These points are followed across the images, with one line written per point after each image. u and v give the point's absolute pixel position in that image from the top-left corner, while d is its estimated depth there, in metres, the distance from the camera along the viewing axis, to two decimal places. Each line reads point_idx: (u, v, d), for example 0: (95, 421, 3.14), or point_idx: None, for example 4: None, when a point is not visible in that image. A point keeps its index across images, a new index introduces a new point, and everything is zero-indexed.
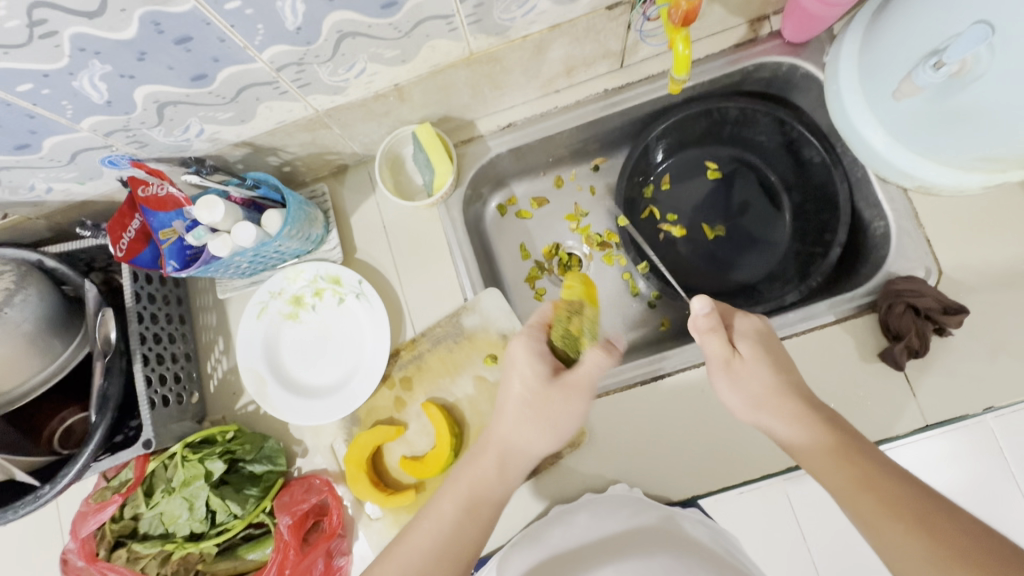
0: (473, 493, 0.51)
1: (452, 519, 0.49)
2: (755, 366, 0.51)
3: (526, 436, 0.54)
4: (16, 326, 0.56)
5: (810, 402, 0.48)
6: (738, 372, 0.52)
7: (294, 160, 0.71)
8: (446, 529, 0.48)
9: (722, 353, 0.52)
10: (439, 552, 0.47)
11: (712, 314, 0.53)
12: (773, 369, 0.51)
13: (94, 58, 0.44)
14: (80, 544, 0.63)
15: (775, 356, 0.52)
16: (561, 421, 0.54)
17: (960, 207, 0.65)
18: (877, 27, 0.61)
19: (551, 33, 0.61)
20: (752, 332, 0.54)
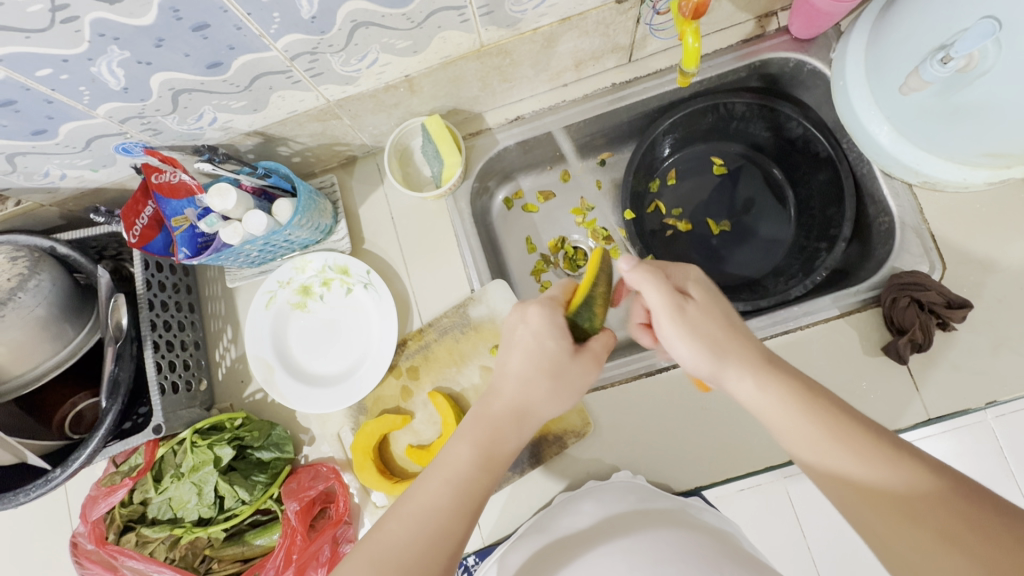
0: (490, 443, 0.47)
1: (468, 466, 0.45)
2: (705, 312, 0.49)
3: (539, 389, 0.50)
4: (30, 310, 0.57)
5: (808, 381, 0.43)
6: (691, 319, 0.49)
7: (304, 150, 0.71)
8: (463, 476, 0.44)
9: (671, 299, 0.50)
10: (464, 493, 0.44)
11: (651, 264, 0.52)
12: (728, 322, 0.49)
13: (113, 44, 0.44)
14: (90, 527, 0.63)
15: (728, 307, 0.50)
16: (575, 382, 0.52)
17: (965, 204, 0.65)
18: (885, 24, 0.61)
19: (561, 25, 0.61)
20: (701, 282, 0.52)
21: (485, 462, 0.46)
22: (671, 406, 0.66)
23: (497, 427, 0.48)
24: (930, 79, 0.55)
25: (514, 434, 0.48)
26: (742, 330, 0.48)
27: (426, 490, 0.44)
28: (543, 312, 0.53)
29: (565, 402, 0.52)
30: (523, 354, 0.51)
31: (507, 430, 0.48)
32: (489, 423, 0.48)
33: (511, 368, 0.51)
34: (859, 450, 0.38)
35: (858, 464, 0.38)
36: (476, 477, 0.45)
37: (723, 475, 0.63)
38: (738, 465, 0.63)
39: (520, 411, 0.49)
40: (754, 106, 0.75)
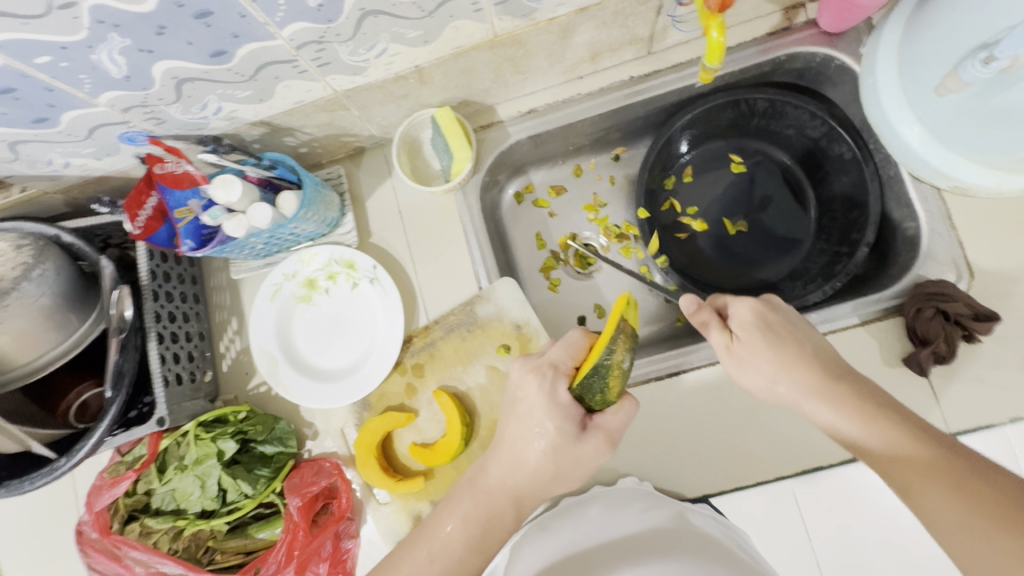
0: (484, 521, 0.52)
1: (461, 546, 0.51)
2: (753, 349, 0.51)
3: (536, 474, 0.53)
4: (34, 300, 0.56)
5: (827, 372, 0.48)
6: (738, 356, 0.52)
7: (310, 141, 0.70)
8: (451, 563, 0.50)
9: (720, 343, 0.53)
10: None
11: (701, 310, 0.56)
12: (776, 354, 0.50)
13: (113, 31, 0.43)
14: (94, 517, 0.63)
15: (775, 335, 0.51)
16: (585, 463, 0.53)
17: (997, 209, 0.62)
18: (924, 19, 0.58)
19: (578, 15, 0.58)
20: (751, 319, 0.52)
21: (476, 546, 0.51)
22: (679, 412, 0.64)
23: (491, 509, 0.52)
24: (970, 80, 0.54)
25: (510, 515, 0.52)
26: (789, 355, 0.49)
27: (412, 565, 0.51)
28: (546, 398, 0.52)
29: (571, 482, 0.55)
30: (522, 434, 0.53)
31: (501, 506, 0.53)
32: (482, 498, 0.53)
33: (511, 447, 0.53)
34: (863, 417, 0.44)
35: (869, 432, 0.43)
36: (464, 560, 0.50)
37: (732, 483, 0.62)
38: (747, 474, 0.62)
39: (519, 494, 0.53)
40: (776, 103, 0.73)
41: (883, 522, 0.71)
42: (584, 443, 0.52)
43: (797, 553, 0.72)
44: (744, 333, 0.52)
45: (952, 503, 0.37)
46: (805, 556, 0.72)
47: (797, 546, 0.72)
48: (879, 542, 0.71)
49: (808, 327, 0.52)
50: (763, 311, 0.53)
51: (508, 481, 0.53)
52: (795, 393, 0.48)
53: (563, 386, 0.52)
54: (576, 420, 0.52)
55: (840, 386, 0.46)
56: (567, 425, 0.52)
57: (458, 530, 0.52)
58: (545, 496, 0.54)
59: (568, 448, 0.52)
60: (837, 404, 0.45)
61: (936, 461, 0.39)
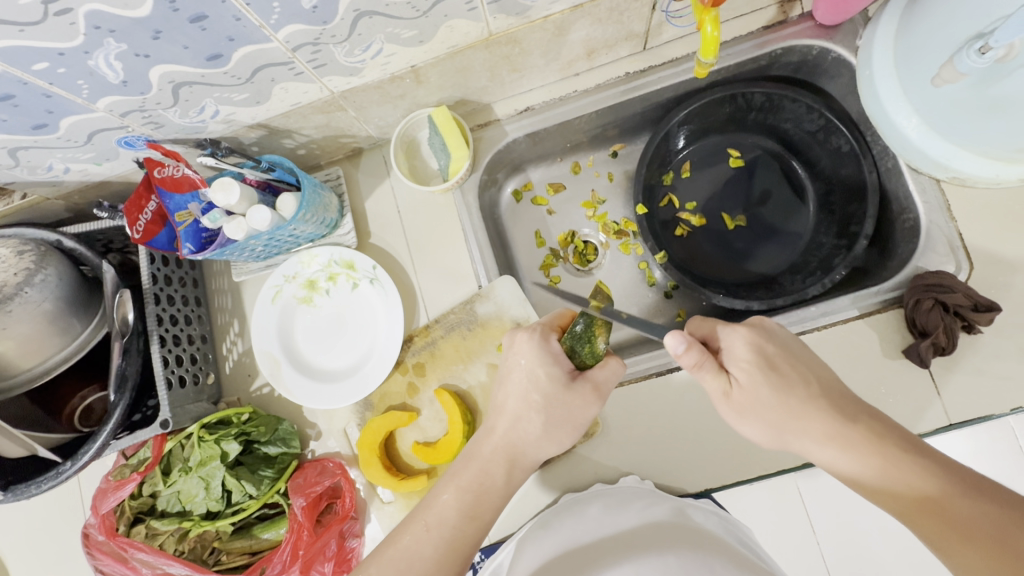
0: (478, 487, 0.52)
1: (455, 513, 0.50)
2: (756, 392, 0.49)
3: (530, 430, 0.54)
4: (38, 305, 0.57)
5: (840, 414, 0.47)
6: (739, 404, 0.50)
7: (309, 143, 0.70)
8: (447, 529, 0.50)
9: (717, 387, 0.51)
10: (447, 545, 0.49)
11: (691, 349, 0.51)
12: (781, 399, 0.48)
13: (109, 36, 0.43)
14: (100, 520, 0.64)
15: (779, 377, 0.49)
16: (575, 416, 0.55)
17: (995, 199, 0.62)
18: (918, 12, 0.58)
19: (573, 13, 0.59)
20: (750, 358, 0.50)
21: (471, 511, 0.51)
22: (680, 407, 0.64)
23: (485, 470, 0.53)
24: (965, 70, 0.54)
25: (504, 475, 0.53)
26: (797, 402, 0.48)
27: (408, 539, 0.49)
28: (536, 348, 0.56)
29: (564, 441, 0.56)
30: (514, 391, 0.55)
31: (495, 473, 0.53)
32: (478, 466, 0.53)
33: (504, 407, 0.56)
34: (884, 465, 0.43)
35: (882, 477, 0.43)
36: (459, 528, 0.50)
37: (734, 477, 0.62)
38: (748, 468, 0.62)
39: (513, 452, 0.54)
40: (773, 96, 0.73)
41: (885, 513, 0.72)
42: (574, 394, 0.54)
43: (800, 545, 0.72)
44: (742, 375, 0.50)
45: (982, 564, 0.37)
46: (808, 548, 0.73)
47: (799, 538, 0.72)
48: (880, 532, 0.72)
49: (811, 355, 0.51)
50: (762, 346, 0.51)
51: (503, 443, 0.54)
52: (806, 440, 0.48)
53: (553, 339, 0.57)
54: (567, 369, 0.55)
55: (855, 428, 0.46)
56: (557, 374, 0.55)
57: (453, 496, 0.51)
58: (539, 458, 0.55)
59: (560, 398, 0.54)
60: (850, 448, 0.45)
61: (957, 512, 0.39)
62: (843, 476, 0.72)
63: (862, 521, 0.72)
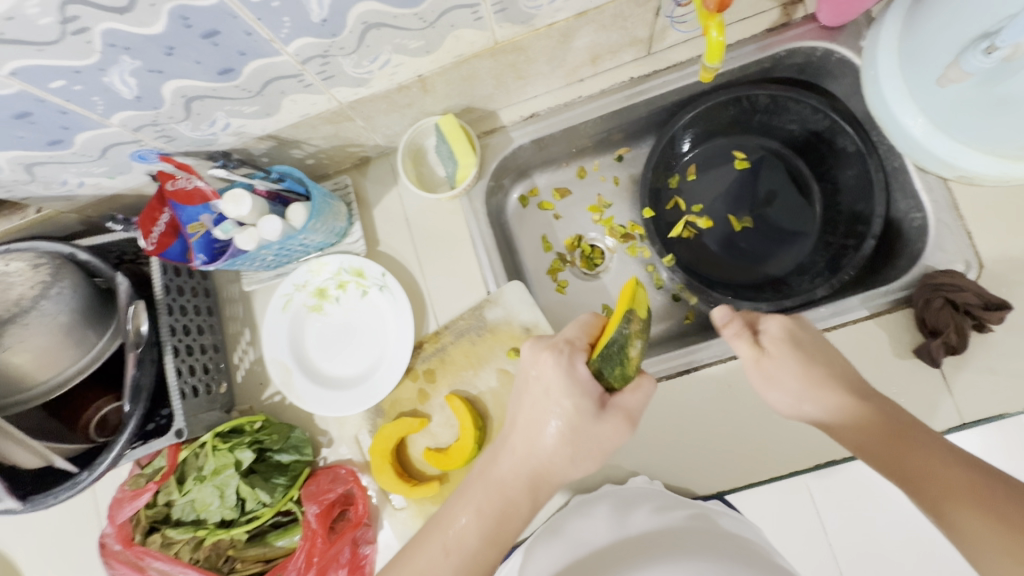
0: (498, 512, 0.51)
1: (476, 538, 0.50)
2: (782, 362, 0.52)
3: (554, 455, 0.53)
4: (53, 317, 0.58)
5: (855, 392, 0.49)
6: (765, 371, 0.53)
7: (317, 152, 0.71)
8: (468, 552, 0.49)
9: (749, 354, 0.53)
10: (466, 571, 0.48)
11: (733, 320, 0.55)
12: (803, 368, 0.51)
13: (123, 53, 0.44)
14: (116, 529, 0.65)
15: (804, 352, 0.52)
16: (603, 444, 0.53)
17: (1003, 197, 0.62)
18: (924, 11, 0.58)
19: (577, 20, 0.59)
20: (781, 335, 0.54)
21: (491, 537, 0.50)
22: (690, 410, 0.64)
23: (507, 497, 0.52)
24: (971, 70, 0.54)
25: (527, 504, 0.52)
26: (818, 375, 0.50)
27: (426, 562, 0.49)
28: (563, 373, 0.53)
29: (589, 466, 0.55)
30: (536, 414, 0.54)
31: (517, 497, 0.52)
32: (497, 490, 0.52)
33: (522, 428, 0.54)
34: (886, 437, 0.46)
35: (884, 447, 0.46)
36: (479, 552, 0.49)
37: (746, 479, 0.62)
38: (761, 470, 0.62)
39: (535, 478, 0.53)
40: (778, 98, 0.73)
41: (899, 513, 0.71)
42: (602, 420, 0.53)
43: (814, 546, 0.72)
44: (774, 347, 0.53)
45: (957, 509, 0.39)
46: (822, 549, 0.72)
47: (814, 540, 0.72)
48: (894, 531, 0.72)
49: (831, 344, 0.53)
50: (794, 329, 0.54)
51: (523, 467, 0.52)
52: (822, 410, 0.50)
53: (580, 362, 0.54)
54: (595, 396, 0.53)
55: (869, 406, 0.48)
56: (586, 400, 0.53)
57: (473, 522, 0.50)
58: (562, 483, 0.54)
59: (587, 426, 0.52)
60: (862, 418, 0.48)
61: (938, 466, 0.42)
62: (856, 476, 0.72)
63: (877, 522, 0.72)
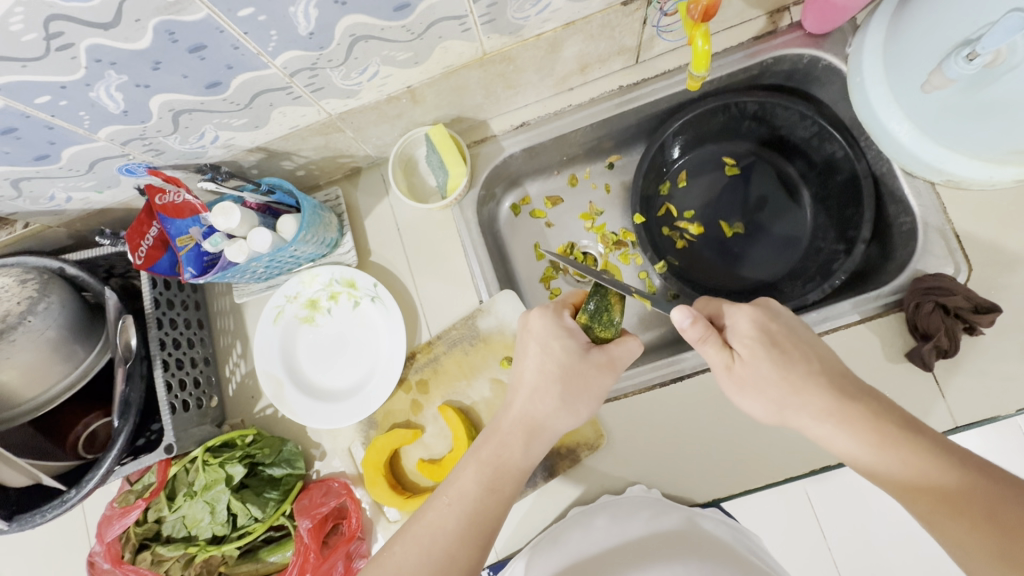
0: (496, 461, 0.51)
1: (476, 488, 0.49)
2: (756, 366, 0.50)
3: (547, 402, 0.54)
4: (41, 333, 0.57)
5: (838, 393, 0.47)
6: (739, 378, 0.51)
7: (308, 164, 0.71)
8: (472, 500, 0.49)
9: (721, 361, 0.52)
10: (469, 518, 0.48)
11: (697, 323, 0.51)
12: (782, 373, 0.49)
13: (109, 68, 0.44)
14: (105, 547, 0.64)
15: (781, 353, 0.50)
16: (590, 387, 0.55)
17: (990, 200, 0.63)
18: (905, 19, 0.59)
19: (565, 30, 0.59)
20: (752, 333, 0.51)
21: (490, 485, 0.50)
22: (685, 418, 0.64)
23: (504, 446, 0.52)
24: (954, 76, 0.54)
25: (521, 449, 0.52)
26: (798, 377, 0.48)
27: (431, 516, 0.48)
28: (548, 321, 0.57)
29: (582, 414, 0.55)
30: (531, 364, 0.55)
31: (514, 444, 0.52)
32: (497, 439, 0.52)
33: (521, 381, 0.55)
34: (882, 444, 0.43)
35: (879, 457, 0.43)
36: (481, 501, 0.49)
37: (742, 486, 0.61)
38: (757, 477, 0.61)
39: (532, 425, 0.53)
40: (766, 105, 0.73)
41: (896, 516, 0.72)
42: (591, 364, 0.55)
43: (812, 551, 0.72)
44: (745, 349, 0.51)
45: (969, 536, 0.36)
46: (820, 554, 0.72)
47: (812, 545, 0.72)
48: (891, 533, 0.72)
49: (813, 337, 0.51)
50: (765, 325, 0.52)
51: (521, 417, 0.53)
52: (803, 417, 0.48)
53: (566, 314, 0.58)
54: (581, 341, 0.56)
55: (856, 406, 0.46)
56: (573, 345, 0.55)
57: (474, 470, 0.50)
58: (558, 432, 0.54)
59: (576, 369, 0.54)
60: (848, 425, 0.45)
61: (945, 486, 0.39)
62: (853, 479, 0.72)
63: (874, 524, 0.72)
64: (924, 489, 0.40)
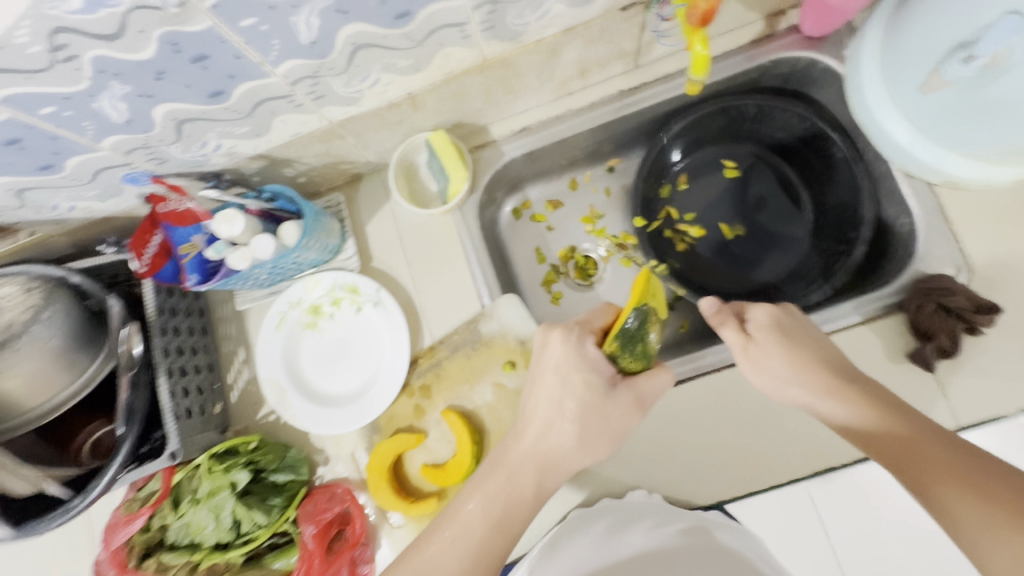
0: (505, 497, 0.50)
1: (482, 525, 0.49)
2: (768, 350, 0.53)
3: (562, 437, 0.53)
4: (45, 341, 0.57)
5: (840, 376, 0.50)
6: (754, 360, 0.54)
7: (309, 171, 0.71)
8: (477, 536, 0.48)
9: (737, 342, 0.56)
10: (474, 558, 0.47)
11: (720, 310, 0.60)
12: (789, 354, 0.52)
13: (113, 79, 0.44)
14: (110, 555, 0.64)
15: (789, 338, 0.54)
16: (608, 424, 0.55)
17: (988, 201, 0.63)
18: (903, 21, 0.59)
19: (564, 35, 0.60)
20: (766, 323, 0.56)
21: (498, 524, 0.49)
22: (687, 421, 0.64)
23: (513, 481, 0.51)
24: (951, 79, 0.55)
25: (532, 487, 0.52)
26: (804, 358, 0.52)
27: (433, 549, 0.48)
28: (573, 353, 0.56)
29: (597, 451, 0.55)
30: (546, 396, 0.55)
31: (524, 481, 0.52)
32: (504, 475, 0.52)
33: (534, 414, 0.55)
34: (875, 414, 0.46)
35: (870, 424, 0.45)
36: (486, 540, 0.48)
37: (746, 489, 0.61)
38: (760, 479, 0.61)
39: (544, 461, 0.53)
40: (765, 107, 0.74)
41: (900, 515, 0.72)
42: (611, 401, 0.55)
43: (817, 551, 0.73)
44: (761, 335, 0.55)
45: (943, 491, 0.38)
46: (825, 555, 0.73)
47: (816, 545, 0.72)
48: (895, 533, 0.72)
49: (827, 339, 0.55)
50: (780, 318, 0.56)
51: (532, 451, 0.53)
52: (807, 395, 0.51)
53: (591, 344, 0.57)
54: (605, 376, 0.56)
55: (855, 386, 0.49)
56: (595, 380, 0.55)
57: (479, 507, 0.50)
58: (570, 469, 0.54)
59: (597, 406, 0.54)
60: (845, 398, 0.48)
61: (934, 457, 0.40)
62: (856, 480, 0.73)
63: (879, 524, 0.72)
64: (909, 454, 0.41)
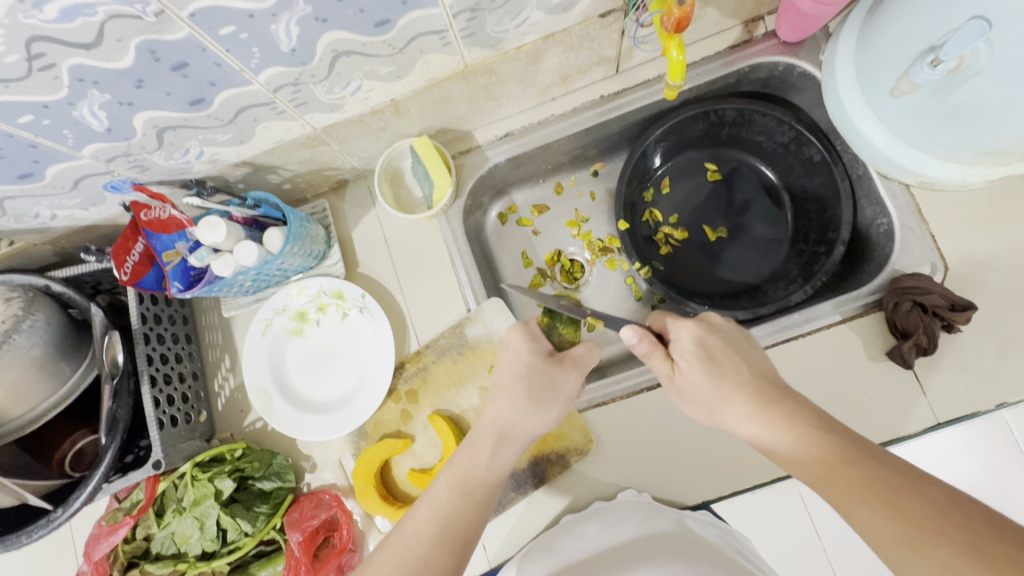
0: (467, 465, 0.51)
1: (448, 494, 0.49)
2: (691, 376, 0.50)
3: (517, 405, 0.54)
4: (26, 351, 0.56)
5: (763, 395, 0.47)
6: (679, 387, 0.52)
7: (294, 177, 0.71)
8: (447, 505, 0.49)
9: (663, 372, 0.53)
10: (442, 523, 0.47)
11: (644, 339, 0.54)
12: (713, 380, 0.49)
13: (92, 87, 0.44)
14: (93, 566, 0.63)
15: (715, 364, 0.50)
16: (557, 387, 0.56)
17: (962, 201, 0.64)
18: (873, 27, 0.61)
19: (544, 42, 0.61)
20: (693, 348, 0.51)
21: (462, 489, 0.50)
22: (673, 422, 0.64)
23: (474, 451, 0.52)
24: (921, 82, 0.54)
25: (489, 453, 0.52)
26: (728, 382, 0.48)
27: (409, 524, 0.48)
28: (516, 331, 0.59)
29: (553, 418, 0.56)
30: (500, 372, 0.57)
31: (483, 448, 0.52)
32: (467, 446, 0.53)
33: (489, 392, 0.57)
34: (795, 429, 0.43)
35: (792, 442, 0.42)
36: (454, 505, 0.49)
37: (731, 488, 0.62)
38: (746, 478, 0.62)
39: (501, 428, 0.53)
40: (744, 111, 0.75)
41: None
42: (557, 366, 0.56)
43: (804, 550, 0.73)
44: (684, 362, 0.51)
45: (875, 520, 0.35)
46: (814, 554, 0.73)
47: (804, 545, 0.73)
48: None
49: (750, 346, 0.52)
50: (704, 338, 0.52)
51: (491, 419, 0.54)
52: (733, 418, 0.47)
53: (534, 324, 0.60)
54: (547, 350, 0.58)
55: (777, 406, 0.45)
56: (540, 351, 0.57)
57: (445, 479, 0.51)
58: (528, 435, 0.54)
59: (543, 370, 0.56)
60: (769, 420, 0.45)
61: (865, 475, 0.37)
62: None
63: None
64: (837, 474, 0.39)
